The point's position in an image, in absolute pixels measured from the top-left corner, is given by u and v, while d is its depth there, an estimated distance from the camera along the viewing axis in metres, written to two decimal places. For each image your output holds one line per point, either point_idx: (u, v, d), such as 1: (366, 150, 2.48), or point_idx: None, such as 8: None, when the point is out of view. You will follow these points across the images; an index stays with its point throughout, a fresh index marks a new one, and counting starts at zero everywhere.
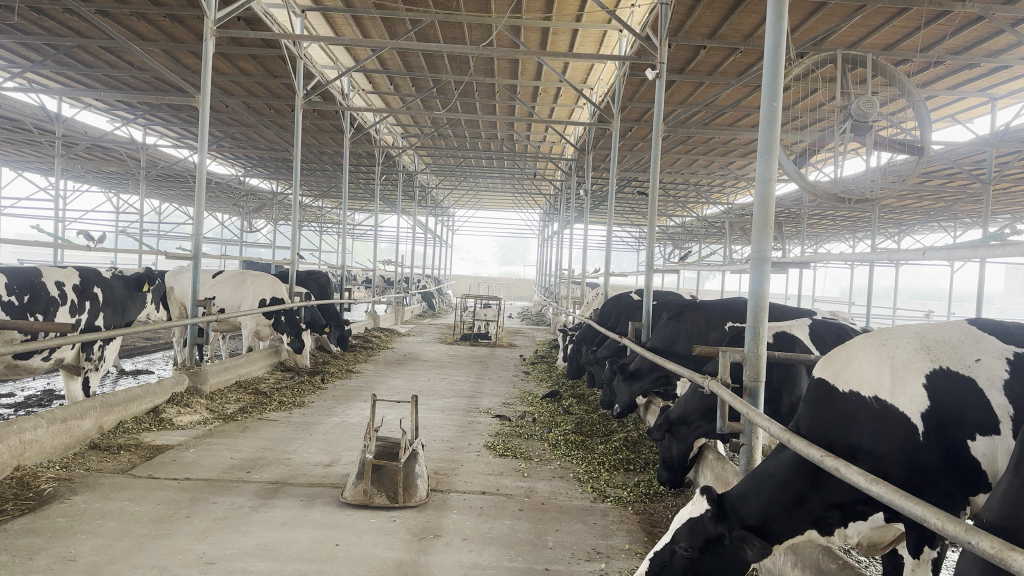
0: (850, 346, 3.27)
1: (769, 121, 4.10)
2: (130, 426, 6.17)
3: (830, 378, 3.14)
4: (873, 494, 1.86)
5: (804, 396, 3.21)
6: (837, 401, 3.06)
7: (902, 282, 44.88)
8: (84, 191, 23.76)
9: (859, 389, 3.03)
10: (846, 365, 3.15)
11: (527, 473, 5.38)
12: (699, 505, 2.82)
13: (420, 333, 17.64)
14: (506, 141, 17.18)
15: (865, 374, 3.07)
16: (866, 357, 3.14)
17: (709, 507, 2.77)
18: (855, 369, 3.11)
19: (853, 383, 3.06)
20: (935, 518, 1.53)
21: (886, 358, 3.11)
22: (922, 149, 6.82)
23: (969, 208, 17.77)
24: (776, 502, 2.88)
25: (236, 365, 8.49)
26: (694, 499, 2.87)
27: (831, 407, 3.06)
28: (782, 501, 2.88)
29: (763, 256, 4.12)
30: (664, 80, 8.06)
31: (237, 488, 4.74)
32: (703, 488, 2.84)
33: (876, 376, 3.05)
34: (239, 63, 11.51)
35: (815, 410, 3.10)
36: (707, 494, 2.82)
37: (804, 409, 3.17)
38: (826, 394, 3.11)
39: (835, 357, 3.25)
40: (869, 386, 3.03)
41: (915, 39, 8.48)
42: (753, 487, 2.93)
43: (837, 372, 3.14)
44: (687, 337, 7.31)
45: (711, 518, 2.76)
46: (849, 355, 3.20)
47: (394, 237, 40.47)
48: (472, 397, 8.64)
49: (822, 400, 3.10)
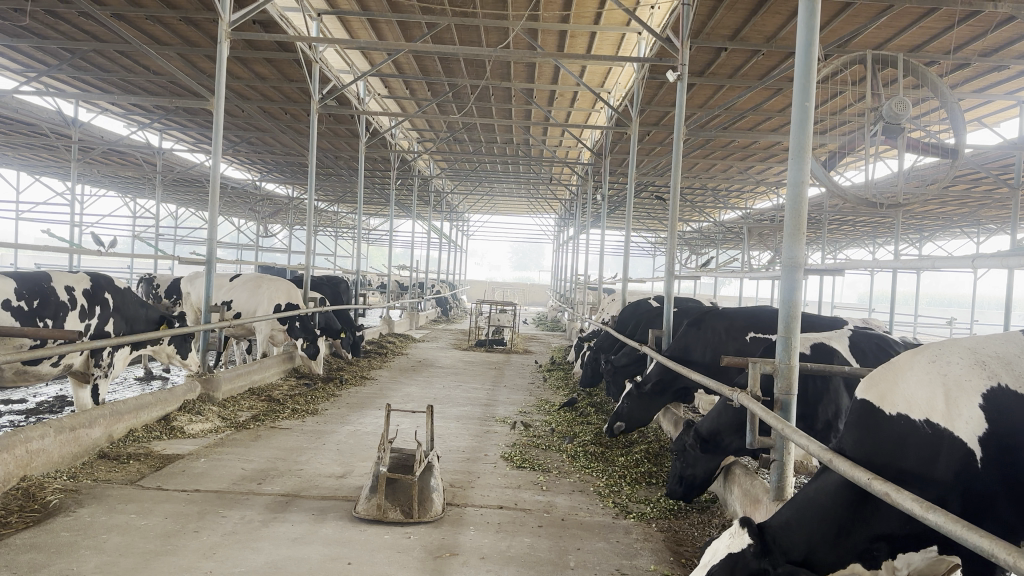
0: (898, 365, 3.09)
1: (801, 122, 3.97)
2: (140, 434, 6.06)
3: (875, 401, 2.99)
4: (930, 522, 1.72)
5: (846, 419, 3.07)
6: (882, 425, 2.90)
7: (924, 289, 44.17)
8: (101, 196, 23.84)
9: (907, 412, 2.87)
10: (893, 387, 2.99)
11: (546, 487, 5.20)
12: (738, 540, 2.67)
13: (435, 338, 17.49)
14: (522, 146, 17.02)
15: (913, 396, 2.90)
16: (915, 376, 2.97)
17: (750, 542, 2.64)
18: (903, 391, 2.94)
19: (900, 406, 2.91)
20: (1008, 554, 1.38)
21: (937, 376, 2.94)
22: (955, 153, 6.60)
23: (994, 215, 17.38)
24: (821, 533, 2.86)
25: (249, 372, 8.36)
26: (733, 531, 2.73)
27: (876, 430, 2.91)
28: (824, 529, 2.86)
29: (795, 262, 3.94)
30: (686, 82, 7.85)
31: (247, 501, 4.60)
32: (743, 522, 2.72)
33: (928, 397, 2.88)
34: (254, 67, 11.43)
35: (859, 435, 2.95)
36: (748, 528, 2.70)
37: (848, 433, 3.03)
38: (871, 417, 2.95)
39: (879, 377, 3.09)
40: (918, 408, 2.86)
41: (944, 40, 8.22)
42: (796, 516, 2.92)
43: (883, 394, 2.99)
44: (707, 346, 7.10)
45: (753, 554, 2.61)
46: (896, 375, 3.04)
47: (409, 242, 40.44)
48: (488, 405, 8.48)
49: (866, 424, 2.95)
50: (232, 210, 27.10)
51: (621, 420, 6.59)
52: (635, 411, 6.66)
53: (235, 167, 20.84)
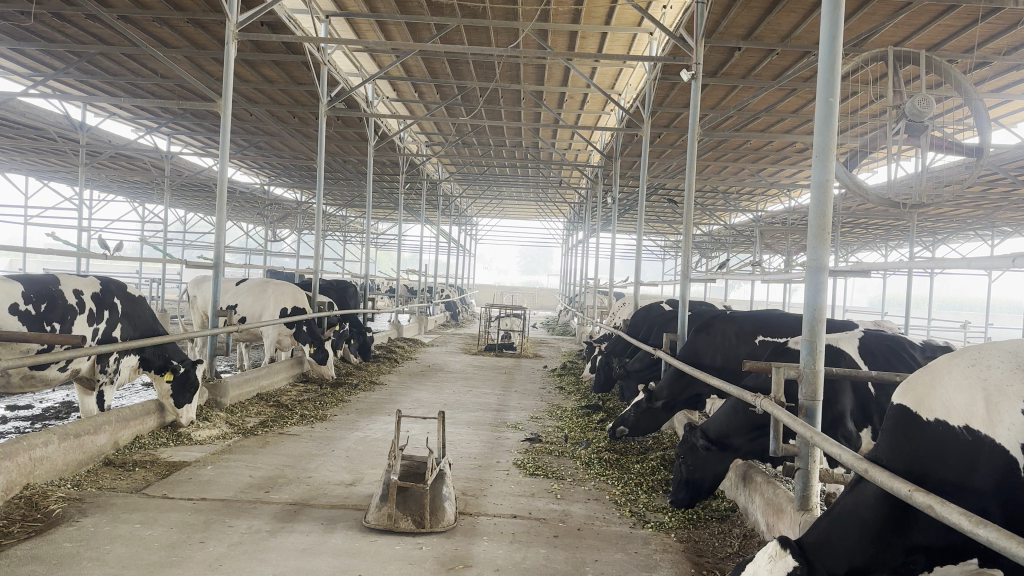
0: (936, 369, 2.98)
1: (825, 120, 3.81)
2: (146, 441, 5.97)
3: (913, 406, 2.91)
4: (979, 538, 1.63)
5: (882, 426, 2.98)
6: (920, 432, 2.81)
7: (938, 291, 43.72)
8: (110, 201, 23.86)
9: (945, 418, 2.77)
10: (931, 390, 2.90)
11: (561, 495, 5.07)
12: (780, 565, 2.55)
13: (444, 343, 17.35)
14: (531, 148, 16.91)
15: (951, 400, 2.79)
16: (954, 381, 2.84)
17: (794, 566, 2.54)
18: (942, 396, 2.83)
19: (938, 411, 2.81)
20: None
21: (976, 381, 2.80)
22: (979, 151, 6.44)
23: (1010, 217, 17.15)
24: (861, 548, 2.73)
25: (257, 376, 8.26)
26: (774, 553, 2.62)
27: (914, 438, 2.82)
28: (864, 545, 2.74)
29: (820, 263, 3.80)
30: (700, 80, 7.70)
31: (255, 509, 4.49)
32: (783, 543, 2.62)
33: (967, 403, 2.75)
34: (262, 71, 11.37)
35: (896, 443, 2.85)
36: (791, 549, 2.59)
37: (883, 441, 2.93)
38: (908, 425, 2.86)
39: (916, 381, 3.00)
40: (957, 413, 2.75)
41: (963, 38, 8.06)
42: (833, 531, 2.79)
43: (920, 398, 2.90)
44: (716, 350, 6.96)
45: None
46: (934, 379, 2.93)
47: (418, 247, 40.39)
48: (499, 410, 8.35)
49: (904, 432, 2.86)
50: (242, 214, 27.10)
51: (626, 427, 6.53)
52: (642, 421, 6.55)
53: (243, 172, 20.82)
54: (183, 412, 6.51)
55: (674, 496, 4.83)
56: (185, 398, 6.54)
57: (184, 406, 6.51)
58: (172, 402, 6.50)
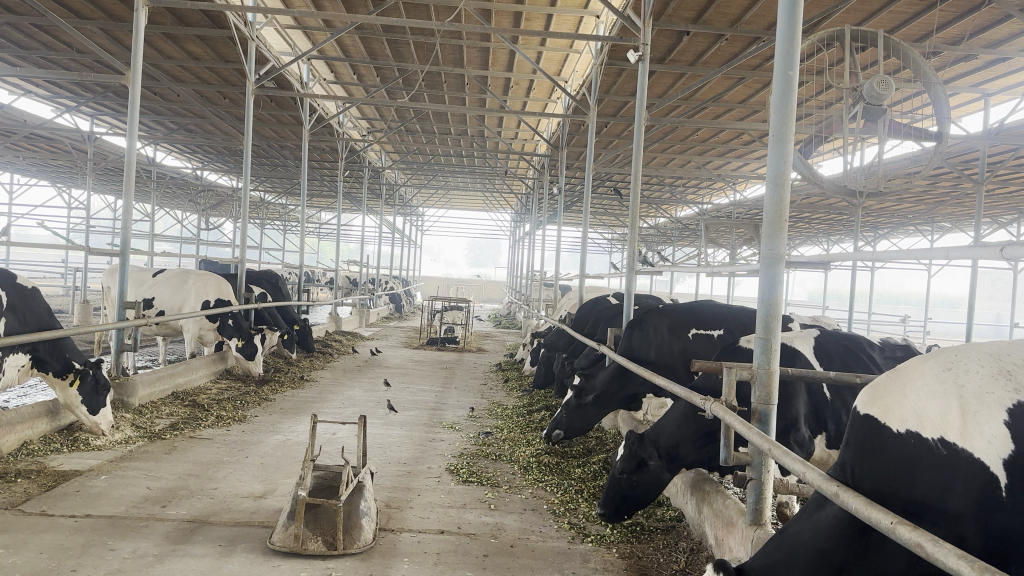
0: (907, 373, 2.48)
1: (782, 95, 3.44)
2: (36, 447, 5.37)
3: (880, 416, 2.43)
4: None
5: (846, 438, 2.53)
6: (890, 446, 2.35)
7: (875, 287, 44.68)
8: (33, 186, 22.54)
9: (917, 429, 2.29)
10: (899, 398, 2.40)
11: (495, 505, 4.64)
12: None
13: (385, 337, 16.78)
14: (476, 136, 16.43)
15: (925, 409, 2.29)
16: (925, 387, 2.35)
17: None
18: (912, 405, 2.34)
19: (910, 421, 2.32)
20: None
21: (951, 387, 2.28)
22: (937, 137, 6.17)
23: (950, 212, 17.32)
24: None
25: (172, 374, 7.64)
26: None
27: (881, 451, 2.37)
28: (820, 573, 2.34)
29: (775, 255, 3.44)
30: (647, 63, 7.29)
31: (145, 529, 3.96)
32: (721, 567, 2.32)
33: (940, 412, 2.25)
34: (187, 47, 10.71)
35: (858, 458, 2.42)
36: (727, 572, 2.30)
37: (847, 454, 2.48)
38: (876, 439, 2.40)
39: (885, 387, 2.50)
40: (931, 423, 2.26)
41: (913, 25, 7.85)
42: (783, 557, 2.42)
43: (888, 408, 2.42)
44: (649, 346, 6.57)
45: None
46: (903, 385, 2.44)
47: (363, 237, 39.56)
48: (435, 409, 7.89)
49: (869, 443, 2.41)
50: (176, 202, 26.00)
51: (559, 429, 6.20)
52: (576, 419, 6.23)
53: (175, 157, 19.88)
54: (99, 418, 5.90)
55: (608, 509, 4.30)
56: (97, 402, 5.94)
57: (100, 412, 5.92)
58: (85, 410, 5.89)
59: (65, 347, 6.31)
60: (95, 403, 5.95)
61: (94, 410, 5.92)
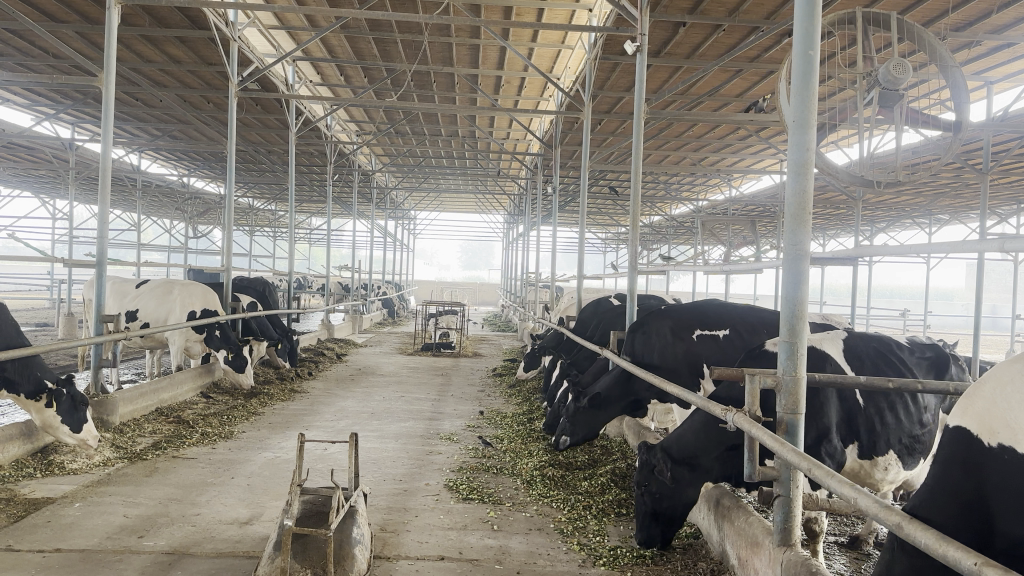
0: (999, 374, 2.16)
1: (803, 77, 3.14)
2: (7, 473, 5.03)
3: (972, 428, 2.13)
4: None
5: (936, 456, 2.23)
6: (983, 464, 2.06)
7: (872, 282, 44.46)
8: (17, 197, 22.12)
9: (1012, 444, 1.99)
10: (990, 405, 2.10)
11: (498, 526, 4.33)
12: None
13: (378, 343, 16.47)
14: (467, 136, 16.13)
15: (1016, 419, 2.00)
16: (1019, 391, 2.04)
17: None
18: (1006, 415, 2.04)
19: (1004, 434, 2.03)
20: None
21: None
22: (955, 123, 5.89)
23: (949, 203, 17.08)
24: None
25: (156, 389, 7.30)
26: None
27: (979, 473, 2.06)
28: None
29: (800, 250, 3.13)
30: (645, 54, 6.96)
31: (119, 564, 3.63)
32: None
33: None
34: (167, 49, 10.37)
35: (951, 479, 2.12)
36: None
37: (936, 475, 2.20)
38: (967, 454, 2.12)
39: (976, 394, 2.19)
40: None
41: (917, 9, 7.58)
42: None
43: (981, 419, 2.12)
44: (653, 350, 6.32)
45: None
46: (994, 390, 2.13)
47: (356, 243, 39.22)
48: (432, 419, 7.59)
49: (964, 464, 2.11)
50: (163, 210, 25.63)
51: (567, 435, 5.96)
52: (578, 424, 5.93)
53: (160, 164, 19.52)
54: (83, 434, 5.62)
55: (640, 533, 4.00)
56: (79, 420, 5.65)
57: (83, 428, 5.63)
58: (67, 428, 5.59)
59: (33, 365, 5.92)
60: (75, 421, 5.65)
61: (76, 428, 5.63)
